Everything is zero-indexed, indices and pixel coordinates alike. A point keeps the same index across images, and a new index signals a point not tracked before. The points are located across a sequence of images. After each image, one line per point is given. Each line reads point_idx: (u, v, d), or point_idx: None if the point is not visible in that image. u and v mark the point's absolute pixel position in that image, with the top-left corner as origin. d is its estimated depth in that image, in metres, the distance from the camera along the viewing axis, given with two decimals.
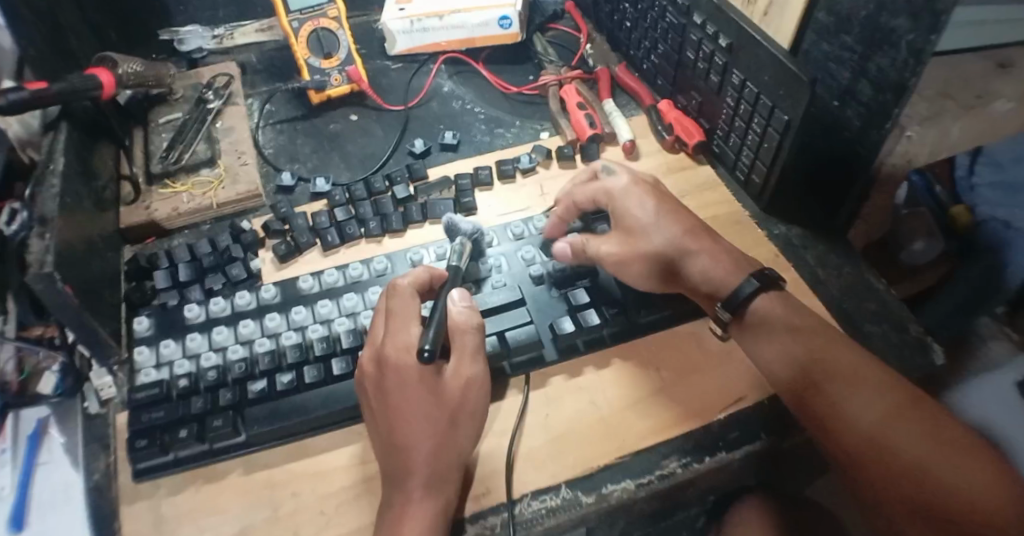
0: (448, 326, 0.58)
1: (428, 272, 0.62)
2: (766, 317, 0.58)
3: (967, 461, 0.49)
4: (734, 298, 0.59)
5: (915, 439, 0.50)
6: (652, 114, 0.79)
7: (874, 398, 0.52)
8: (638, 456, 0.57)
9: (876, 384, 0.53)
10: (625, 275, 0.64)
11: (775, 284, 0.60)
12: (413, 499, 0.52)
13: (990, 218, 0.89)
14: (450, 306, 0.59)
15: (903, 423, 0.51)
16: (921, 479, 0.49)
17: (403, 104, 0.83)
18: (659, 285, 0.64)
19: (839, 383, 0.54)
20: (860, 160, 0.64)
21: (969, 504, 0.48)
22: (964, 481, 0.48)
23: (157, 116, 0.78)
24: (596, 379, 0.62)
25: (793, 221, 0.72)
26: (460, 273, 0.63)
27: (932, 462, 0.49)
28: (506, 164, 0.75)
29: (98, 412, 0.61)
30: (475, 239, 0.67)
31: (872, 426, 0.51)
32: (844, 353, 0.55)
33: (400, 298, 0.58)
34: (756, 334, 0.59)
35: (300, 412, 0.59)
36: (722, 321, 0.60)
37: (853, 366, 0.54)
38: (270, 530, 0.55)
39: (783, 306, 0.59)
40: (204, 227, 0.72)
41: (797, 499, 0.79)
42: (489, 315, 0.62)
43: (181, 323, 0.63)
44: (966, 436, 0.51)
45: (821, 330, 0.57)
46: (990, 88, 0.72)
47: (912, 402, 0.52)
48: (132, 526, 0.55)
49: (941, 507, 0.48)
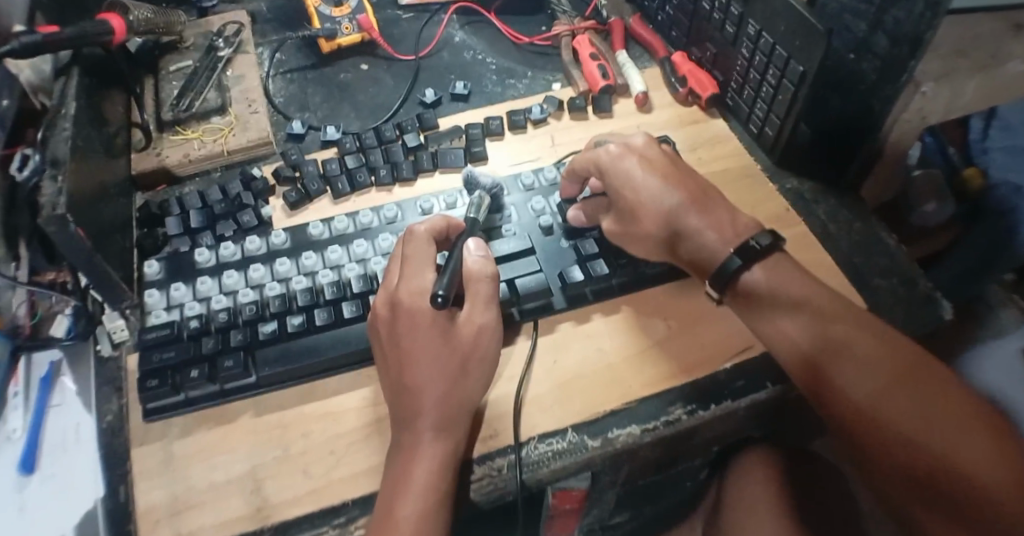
0: (462, 274, 0.59)
1: (445, 220, 0.62)
2: (758, 289, 0.56)
3: (971, 432, 0.47)
4: (721, 276, 0.57)
5: (905, 405, 0.48)
6: (666, 66, 0.79)
7: (872, 370, 0.50)
8: (644, 403, 0.58)
9: (875, 354, 0.51)
10: (629, 245, 0.63)
11: (766, 253, 0.56)
12: (422, 440, 0.53)
13: (1001, 182, 0.90)
14: (466, 256, 0.59)
15: (903, 393, 0.49)
16: (923, 452, 0.47)
17: (413, 54, 0.83)
18: (662, 254, 0.62)
19: (836, 355, 0.51)
20: (874, 116, 0.64)
21: (974, 477, 0.45)
22: (967, 452, 0.46)
23: (168, 64, 0.78)
24: (604, 326, 0.62)
25: (805, 175, 0.72)
26: (478, 225, 0.63)
27: (934, 434, 0.47)
28: (517, 115, 0.75)
29: (109, 355, 0.62)
30: (494, 195, 0.66)
31: (869, 399, 0.49)
32: (840, 323, 0.53)
33: (416, 243, 0.59)
34: (750, 306, 0.56)
35: (311, 354, 0.59)
36: (716, 300, 0.59)
37: (851, 336, 0.52)
38: (281, 468, 0.56)
39: (776, 280, 0.56)
40: (215, 175, 0.73)
41: (804, 451, 0.80)
42: (503, 262, 0.63)
43: (191, 266, 0.64)
44: (969, 405, 0.48)
45: (817, 299, 0.54)
46: (1009, 48, 0.70)
47: (912, 370, 0.50)
48: (144, 465, 0.56)
49: (944, 480, 0.46)
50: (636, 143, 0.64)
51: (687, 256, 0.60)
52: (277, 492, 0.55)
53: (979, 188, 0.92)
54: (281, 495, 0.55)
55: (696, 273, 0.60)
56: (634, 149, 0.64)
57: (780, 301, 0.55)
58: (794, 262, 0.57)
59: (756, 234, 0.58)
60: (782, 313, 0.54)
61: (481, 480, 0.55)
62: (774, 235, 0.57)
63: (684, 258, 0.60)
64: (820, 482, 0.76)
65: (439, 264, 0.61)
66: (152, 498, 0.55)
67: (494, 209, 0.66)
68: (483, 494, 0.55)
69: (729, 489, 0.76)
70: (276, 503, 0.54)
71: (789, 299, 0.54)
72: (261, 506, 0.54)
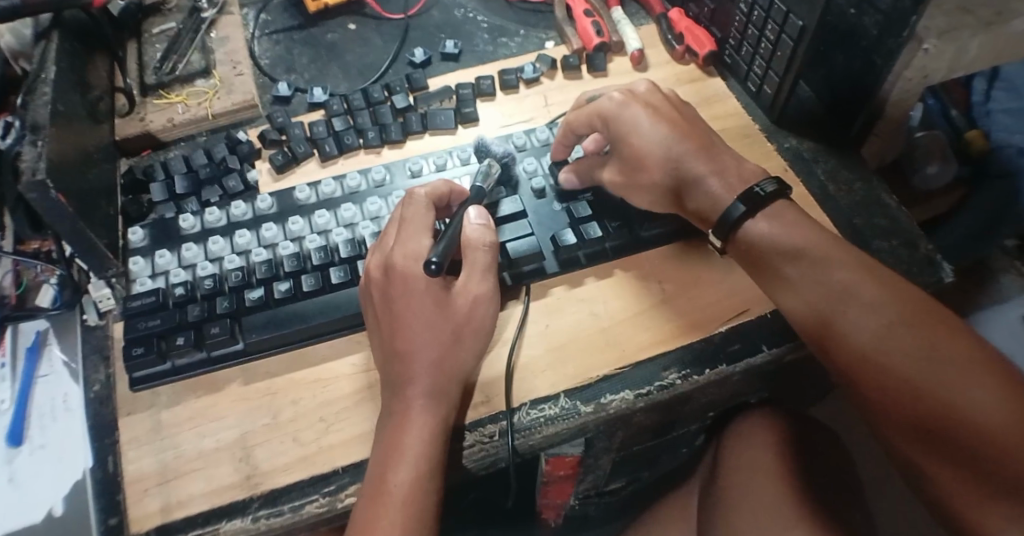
0: (460, 242, 0.57)
1: (448, 185, 0.60)
2: (762, 240, 0.54)
3: (975, 375, 0.45)
4: (723, 224, 0.55)
5: (907, 354, 0.47)
6: (662, 23, 0.77)
7: (874, 315, 0.49)
8: (638, 368, 0.57)
9: (879, 299, 0.49)
10: (630, 195, 0.62)
11: (769, 201, 0.55)
12: (412, 405, 0.52)
13: (1003, 144, 0.91)
14: (466, 224, 0.58)
15: (907, 337, 0.47)
16: (923, 399, 0.46)
17: (402, 13, 0.81)
18: (670, 205, 0.60)
19: (837, 301, 0.50)
20: (874, 72, 0.64)
21: (975, 422, 0.44)
22: (969, 396, 0.45)
23: (150, 27, 0.75)
24: (597, 290, 0.61)
25: (805, 134, 0.70)
26: (483, 194, 0.61)
27: (937, 380, 0.46)
28: (509, 74, 0.73)
29: (96, 324, 0.60)
30: (505, 164, 0.65)
31: (872, 345, 0.48)
32: (842, 269, 0.51)
33: (415, 207, 0.57)
34: (752, 257, 0.55)
35: (299, 320, 0.58)
36: (720, 250, 0.57)
37: (853, 281, 0.50)
38: (270, 436, 0.55)
39: (778, 229, 0.54)
40: (200, 139, 0.71)
41: (801, 412, 0.80)
42: (504, 223, 0.61)
43: (176, 232, 0.62)
44: (976, 349, 0.46)
45: (819, 246, 0.52)
46: (1009, 4, 0.64)
47: (917, 314, 0.48)
48: (132, 434, 0.55)
49: (944, 426, 0.45)
50: (644, 90, 0.62)
51: (698, 201, 0.58)
52: (267, 459, 0.54)
53: (982, 149, 0.92)
54: (271, 462, 0.54)
55: (699, 223, 0.58)
56: (637, 97, 0.62)
57: (783, 251, 0.53)
58: (801, 211, 0.55)
59: (761, 180, 0.56)
60: (785, 262, 0.53)
61: (473, 447, 0.54)
62: (779, 183, 0.55)
63: (689, 209, 0.59)
64: (817, 442, 0.75)
65: (438, 230, 0.60)
66: (142, 466, 0.54)
67: (505, 183, 0.64)
68: (477, 460, 0.54)
69: (727, 474, 0.73)
70: (266, 470, 0.54)
71: (790, 248, 0.53)
72: (251, 474, 0.54)
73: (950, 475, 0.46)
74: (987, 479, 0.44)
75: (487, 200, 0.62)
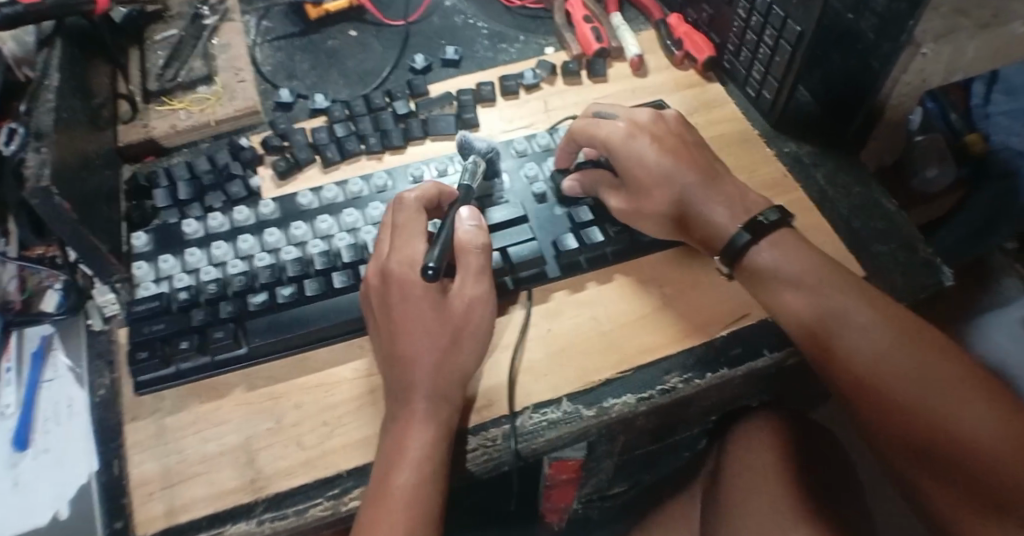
0: (454, 244, 0.58)
1: (438, 188, 0.61)
2: (764, 266, 0.55)
3: (967, 396, 0.46)
4: (728, 250, 0.56)
5: (901, 375, 0.48)
6: (661, 28, 0.77)
7: (869, 337, 0.49)
8: (638, 371, 0.57)
9: (875, 322, 0.50)
10: (634, 221, 0.62)
11: (774, 228, 0.56)
12: (415, 412, 0.52)
13: (1003, 147, 0.92)
14: (459, 225, 0.58)
15: (901, 358, 0.48)
16: (916, 419, 0.46)
17: (403, 19, 0.82)
18: (672, 231, 0.61)
19: (834, 323, 0.51)
20: (870, 74, 0.65)
21: (967, 443, 0.45)
22: (961, 417, 0.45)
23: (153, 33, 0.76)
24: (598, 295, 0.61)
25: (803, 138, 0.70)
26: (472, 194, 0.61)
27: (931, 401, 0.46)
28: (509, 80, 0.73)
29: (102, 329, 0.61)
30: (490, 159, 0.65)
31: (867, 366, 0.49)
32: (840, 293, 0.51)
33: (405, 212, 0.58)
34: (754, 280, 0.55)
35: (301, 324, 0.58)
36: (727, 275, 0.58)
37: (849, 304, 0.51)
38: (273, 440, 0.56)
39: (778, 253, 0.54)
40: (203, 145, 0.71)
41: (801, 416, 0.80)
42: (499, 230, 0.61)
43: (180, 237, 0.63)
44: (968, 371, 0.47)
45: (818, 270, 0.53)
46: (1006, 6, 0.64)
47: (911, 336, 0.49)
48: (136, 439, 0.56)
49: (937, 446, 0.46)
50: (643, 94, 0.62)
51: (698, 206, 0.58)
52: (270, 463, 0.55)
53: (981, 151, 0.92)
54: (273, 465, 0.54)
55: (705, 249, 0.59)
56: (641, 128, 0.62)
57: (782, 274, 0.54)
58: (803, 238, 0.56)
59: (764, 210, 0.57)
60: (784, 285, 0.53)
61: (476, 451, 0.54)
62: (782, 211, 0.56)
63: (694, 235, 0.60)
64: (817, 445, 0.76)
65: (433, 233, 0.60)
66: (146, 470, 0.54)
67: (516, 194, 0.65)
68: (480, 464, 0.55)
69: (728, 481, 0.73)
70: (270, 474, 0.54)
71: (788, 272, 0.53)
72: (255, 478, 0.54)
73: (942, 493, 0.46)
74: (978, 498, 0.45)
75: (491, 205, 0.63)
